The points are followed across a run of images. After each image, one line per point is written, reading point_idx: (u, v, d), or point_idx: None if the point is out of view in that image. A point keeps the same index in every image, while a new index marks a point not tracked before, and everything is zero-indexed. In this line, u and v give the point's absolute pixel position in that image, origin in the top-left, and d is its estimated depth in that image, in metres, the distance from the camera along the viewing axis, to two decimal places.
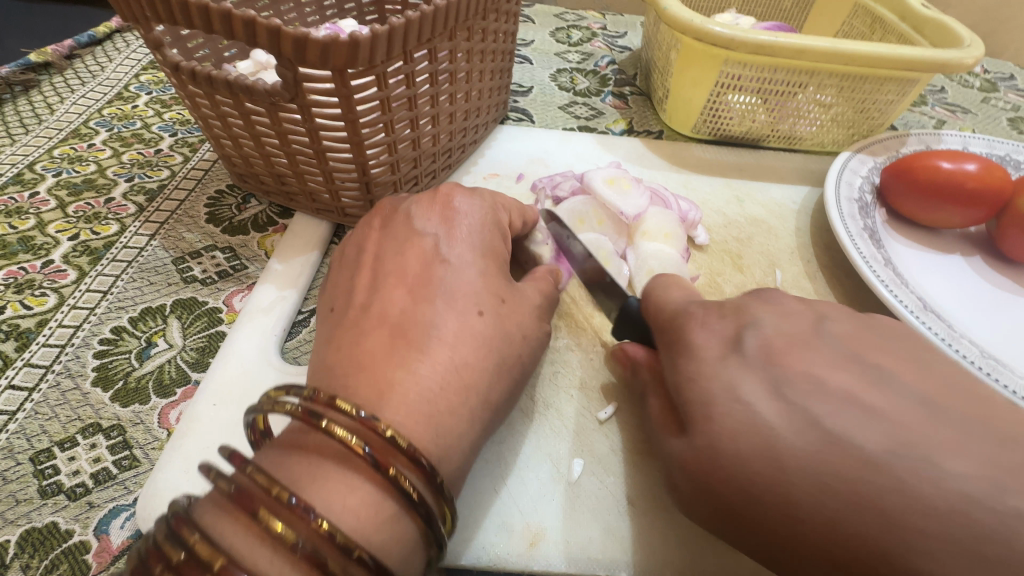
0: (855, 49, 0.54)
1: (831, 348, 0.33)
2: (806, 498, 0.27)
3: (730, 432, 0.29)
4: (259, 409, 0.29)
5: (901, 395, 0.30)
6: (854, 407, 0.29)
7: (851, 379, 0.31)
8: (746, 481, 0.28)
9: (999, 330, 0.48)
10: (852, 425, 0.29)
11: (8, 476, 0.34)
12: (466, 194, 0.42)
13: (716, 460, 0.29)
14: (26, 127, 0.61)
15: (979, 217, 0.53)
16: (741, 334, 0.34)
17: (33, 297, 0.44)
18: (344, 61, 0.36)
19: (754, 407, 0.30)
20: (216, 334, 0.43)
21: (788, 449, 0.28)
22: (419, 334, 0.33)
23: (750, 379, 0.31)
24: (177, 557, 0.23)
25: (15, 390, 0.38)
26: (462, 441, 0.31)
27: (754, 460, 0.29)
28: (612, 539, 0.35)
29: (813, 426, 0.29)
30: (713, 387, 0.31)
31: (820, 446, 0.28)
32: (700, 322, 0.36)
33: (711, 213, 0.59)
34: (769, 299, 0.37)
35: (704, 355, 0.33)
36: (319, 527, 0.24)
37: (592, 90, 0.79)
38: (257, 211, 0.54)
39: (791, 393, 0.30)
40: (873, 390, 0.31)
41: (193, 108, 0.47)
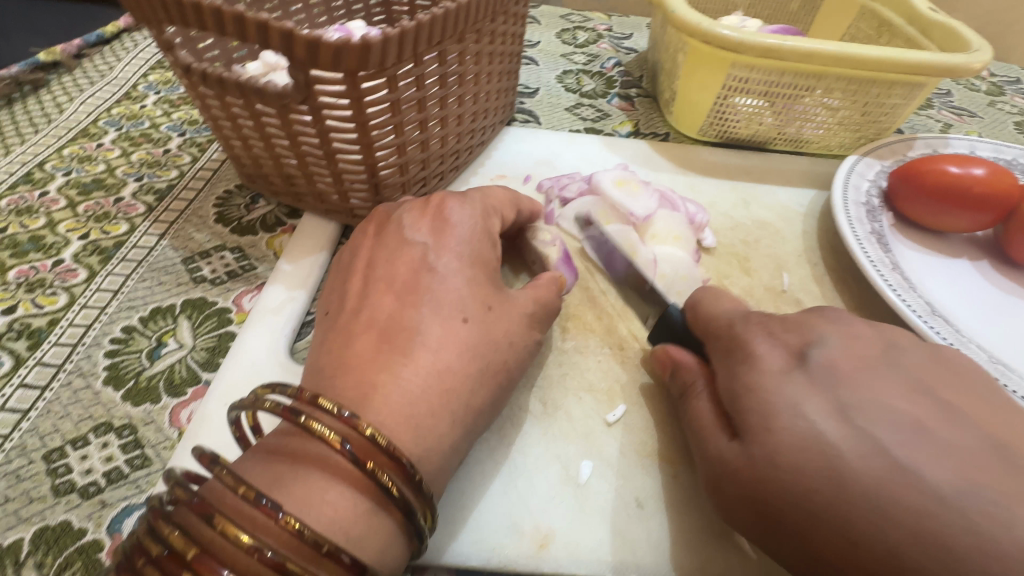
0: (863, 53, 0.54)
1: (897, 374, 0.34)
2: (869, 526, 0.27)
3: (791, 447, 0.30)
4: (244, 406, 0.29)
5: (968, 431, 0.31)
6: (911, 428, 0.30)
7: (918, 409, 0.31)
8: (805, 495, 0.28)
9: (1006, 335, 0.48)
10: (919, 458, 0.29)
11: (22, 474, 0.34)
12: (458, 202, 0.42)
13: (776, 476, 0.29)
14: (37, 126, 0.62)
15: (986, 222, 0.53)
16: (806, 349, 0.35)
17: (44, 296, 0.44)
18: (356, 63, 0.36)
19: (819, 427, 0.30)
20: (226, 334, 0.43)
21: (853, 474, 0.28)
22: (404, 340, 0.33)
23: (813, 395, 0.32)
24: (156, 551, 0.23)
25: (27, 389, 0.38)
26: (442, 443, 0.31)
27: (816, 474, 0.29)
28: (620, 542, 0.35)
29: (881, 453, 0.29)
30: (775, 400, 0.32)
31: (887, 475, 0.28)
32: (763, 334, 0.36)
33: (718, 216, 0.59)
34: (838, 324, 0.37)
35: (766, 367, 0.34)
36: (287, 525, 0.24)
37: (598, 91, 0.79)
38: (266, 211, 0.54)
39: (853, 414, 0.31)
40: (943, 423, 0.31)
41: (203, 109, 0.47)
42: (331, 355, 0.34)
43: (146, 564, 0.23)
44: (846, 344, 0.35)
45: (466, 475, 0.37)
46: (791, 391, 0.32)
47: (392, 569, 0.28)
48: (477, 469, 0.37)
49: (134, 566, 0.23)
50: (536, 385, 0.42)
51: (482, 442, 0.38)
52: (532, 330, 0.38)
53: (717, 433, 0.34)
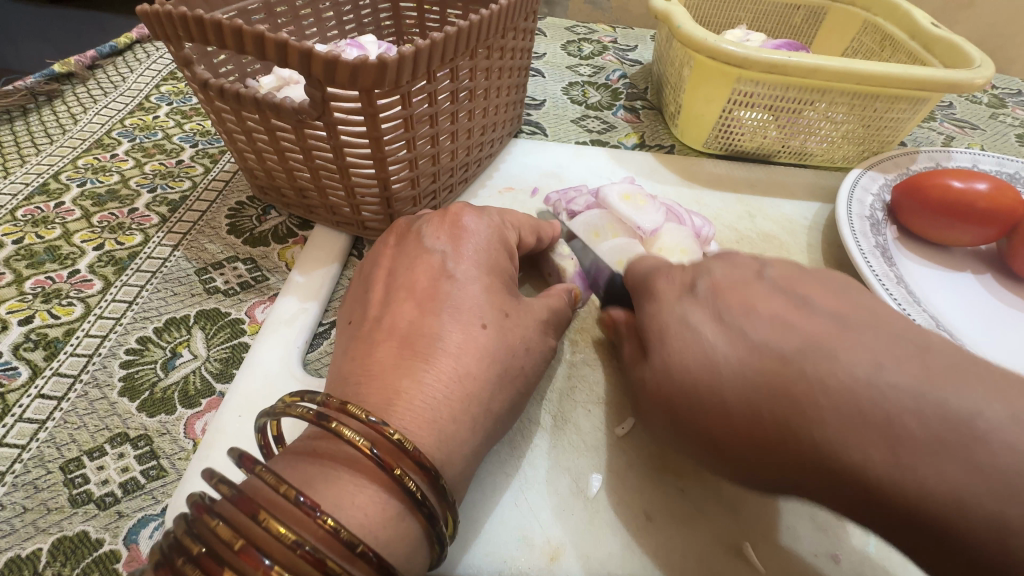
0: (866, 69, 0.55)
1: (770, 286, 0.38)
2: (737, 397, 0.32)
3: (676, 351, 0.35)
4: (272, 413, 0.29)
5: (819, 313, 0.35)
6: (782, 325, 0.34)
7: (783, 306, 0.36)
8: (686, 390, 0.33)
9: (1011, 348, 0.48)
10: (776, 339, 0.33)
11: (40, 484, 0.35)
12: (475, 213, 0.42)
13: (668, 378, 0.34)
14: (51, 137, 0.63)
15: (990, 236, 0.54)
16: (694, 280, 0.40)
17: (60, 306, 0.45)
18: (372, 82, 0.37)
19: (699, 333, 0.35)
20: (239, 345, 0.44)
21: (722, 360, 0.33)
22: (426, 346, 0.33)
23: (698, 310, 0.37)
24: (197, 549, 0.23)
25: (44, 400, 0.39)
26: (464, 447, 0.31)
27: (694, 367, 0.34)
28: (633, 554, 0.35)
29: (746, 344, 0.33)
30: (667, 319, 0.37)
31: (749, 355, 0.33)
32: (664, 274, 0.41)
33: (723, 228, 0.59)
34: (733, 257, 0.42)
35: (662, 296, 0.39)
36: (323, 524, 0.24)
37: (604, 103, 0.80)
38: (278, 222, 0.55)
39: (731, 319, 0.35)
40: (799, 310, 0.35)
41: (218, 123, 0.48)
42: (349, 367, 0.34)
43: (186, 563, 0.23)
44: (737, 270, 0.40)
45: (482, 485, 0.37)
46: (680, 311, 0.37)
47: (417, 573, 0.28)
48: (489, 480, 0.38)
49: (173, 563, 0.23)
50: (546, 397, 0.42)
51: (494, 454, 0.39)
52: (546, 337, 0.38)
53: (638, 359, 0.39)
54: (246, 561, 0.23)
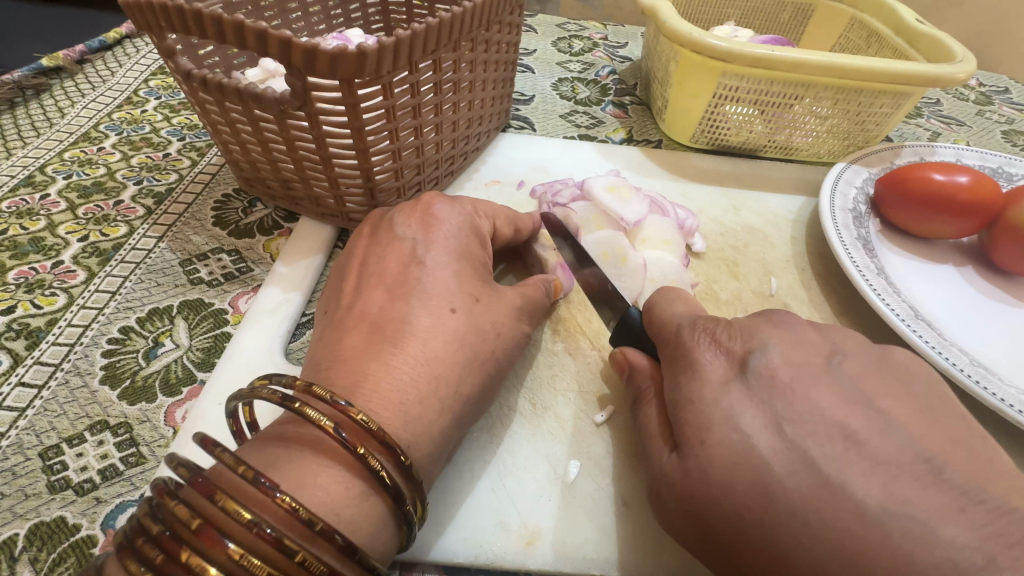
0: (848, 63, 0.55)
1: (838, 380, 0.32)
2: (793, 540, 0.28)
3: (722, 461, 0.30)
4: (242, 396, 0.29)
5: (899, 440, 0.30)
6: (852, 446, 0.29)
7: (857, 419, 0.30)
8: (732, 512, 0.29)
9: (988, 339, 0.48)
10: (847, 467, 0.29)
11: (18, 471, 0.35)
12: (447, 202, 0.43)
13: (706, 490, 0.30)
14: (38, 130, 0.63)
15: (970, 229, 0.54)
16: (747, 357, 0.34)
17: (43, 297, 0.45)
18: (352, 71, 0.37)
19: (752, 443, 0.30)
20: (222, 335, 0.44)
21: (781, 488, 0.29)
22: (395, 331, 0.34)
23: (752, 409, 0.31)
24: (156, 529, 0.23)
25: (25, 388, 0.39)
26: (433, 429, 0.31)
27: (744, 489, 0.29)
28: (605, 540, 0.35)
29: (808, 467, 0.29)
30: (712, 411, 0.32)
31: (815, 490, 0.28)
32: (705, 342, 0.36)
33: (708, 221, 0.60)
34: (794, 328, 0.36)
35: (707, 376, 0.33)
36: (280, 503, 0.24)
37: (592, 99, 0.80)
38: (263, 215, 0.55)
39: (788, 426, 0.30)
40: (875, 430, 0.30)
41: (202, 114, 0.48)
42: (321, 353, 0.34)
43: (145, 543, 0.23)
44: (787, 345, 0.34)
45: (457, 471, 0.38)
46: (729, 404, 0.32)
47: (382, 554, 0.28)
48: (466, 467, 0.38)
49: (132, 544, 0.23)
50: (525, 385, 0.42)
51: (471, 440, 0.39)
52: (521, 325, 0.39)
53: (661, 444, 0.34)
54: (204, 540, 0.23)
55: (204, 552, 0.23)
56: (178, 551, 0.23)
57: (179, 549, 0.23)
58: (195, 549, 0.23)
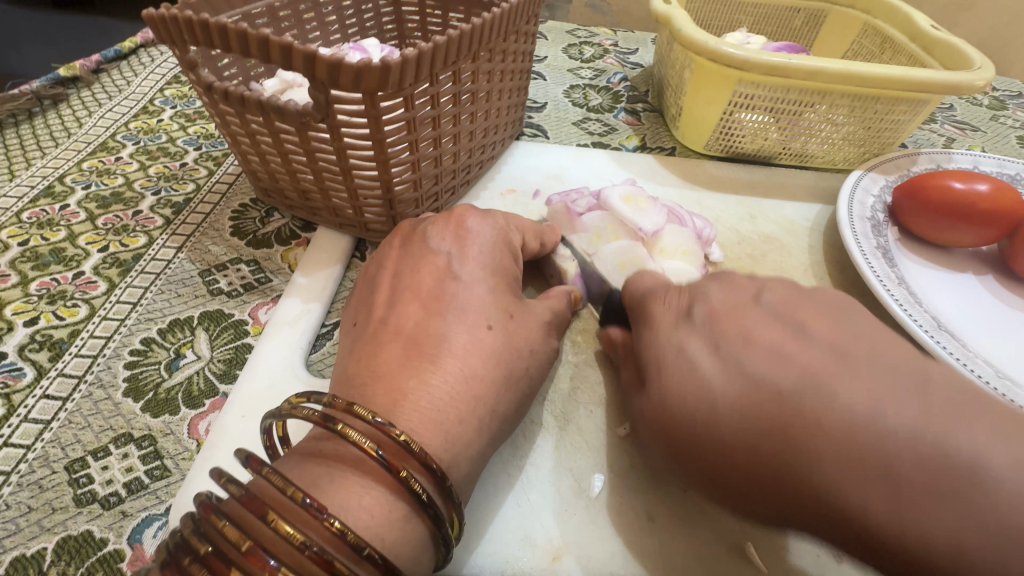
0: (866, 71, 0.55)
1: (763, 310, 0.38)
2: (736, 434, 0.31)
3: (675, 384, 0.34)
4: (278, 413, 0.29)
5: (816, 344, 0.34)
6: (779, 357, 0.34)
7: (778, 335, 0.35)
8: (687, 424, 0.32)
9: (1011, 348, 0.48)
10: (777, 371, 0.33)
11: (44, 484, 0.35)
12: (479, 216, 0.43)
13: (665, 406, 0.34)
14: (56, 140, 0.63)
15: (991, 237, 0.54)
16: (688, 303, 0.39)
17: (65, 308, 0.45)
18: (375, 84, 0.37)
19: (697, 364, 0.34)
20: (243, 346, 0.44)
21: (721, 393, 0.32)
22: (432, 348, 0.34)
23: (695, 340, 0.36)
24: (204, 548, 0.24)
25: (49, 400, 0.39)
26: (471, 447, 0.31)
27: (693, 403, 0.33)
28: (633, 554, 0.35)
29: (745, 377, 0.33)
30: (664, 347, 0.36)
31: (748, 391, 0.32)
32: (660, 296, 0.41)
33: (725, 230, 0.60)
34: (728, 278, 0.42)
35: (659, 320, 0.38)
36: (329, 525, 0.24)
37: (605, 106, 0.80)
38: (280, 225, 0.55)
39: (724, 348, 0.35)
40: (795, 340, 0.35)
41: (222, 125, 0.48)
42: (349, 368, 0.34)
43: (193, 563, 0.23)
44: (722, 292, 0.40)
45: (485, 485, 0.37)
46: (676, 338, 0.36)
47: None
48: (492, 481, 0.38)
49: (180, 563, 0.23)
50: (548, 398, 0.42)
51: (498, 454, 0.39)
52: (549, 337, 0.38)
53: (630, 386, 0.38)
54: (253, 561, 0.23)
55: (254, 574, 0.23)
56: (227, 572, 0.23)
57: (228, 569, 0.23)
58: (244, 569, 0.23)
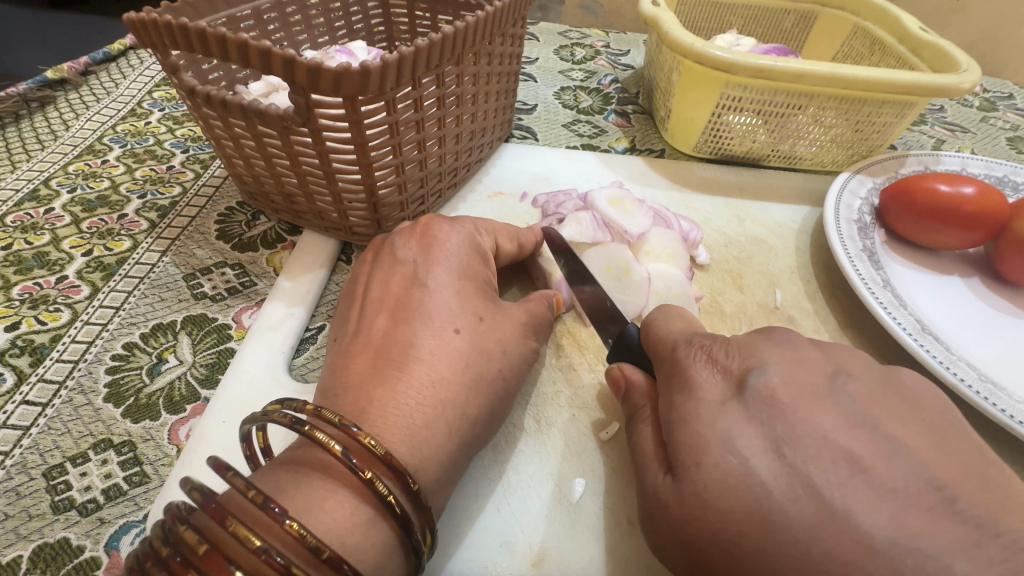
0: (852, 73, 0.55)
1: (844, 403, 0.31)
2: (794, 565, 0.26)
3: (718, 487, 0.29)
4: (254, 420, 0.29)
5: (908, 468, 0.28)
6: (858, 475, 0.28)
7: (865, 446, 0.29)
8: (730, 540, 0.28)
9: (995, 351, 0.48)
10: (855, 499, 0.27)
11: (22, 491, 0.35)
12: (447, 224, 0.42)
13: (704, 515, 0.29)
14: (43, 143, 0.63)
15: (976, 240, 0.54)
16: (745, 376, 0.33)
17: (47, 312, 0.45)
18: (356, 88, 0.37)
19: (751, 467, 0.29)
20: (225, 351, 0.44)
21: (781, 517, 0.27)
22: (403, 355, 0.34)
23: (749, 431, 0.30)
24: (164, 551, 0.24)
25: (29, 406, 0.39)
26: (441, 452, 0.31)
27: (742, 518, 0.28)
28: (612, 560, 0.35)
29: (810, 493, 0.28)
30: (708, 433, 0.31)
31: (816, 521, 0.27)
32: (701, 358, 0.35)
33: (712, 232, 0.60)
34: (794, 346, 0.35)
35: (703, 397, 0.32)
36: (289, 529, 0.24)
37: (595, 108, 0.80)
38: (266, 228, 0.55)
39: (788, 450, 0.29)
40: (880, 451, 0.29)
41: (206, 129, 0.48)
42: (327, 376, 0.34)
43: (154, 566, 0.23)
44: (782, 360, 0.33)
45: (464, 491, 0.37)
46: (727, 426, 0.30)
47: None
48: (472, 486, 0.38)
49: (142, 566, 0.23)
50: (530, 402, 0.42)
51: (478, 460, 0.39)
52: (526, 341, 0.38)
53: (655, 466, 0.33)
54: (211, 565, 0.23)
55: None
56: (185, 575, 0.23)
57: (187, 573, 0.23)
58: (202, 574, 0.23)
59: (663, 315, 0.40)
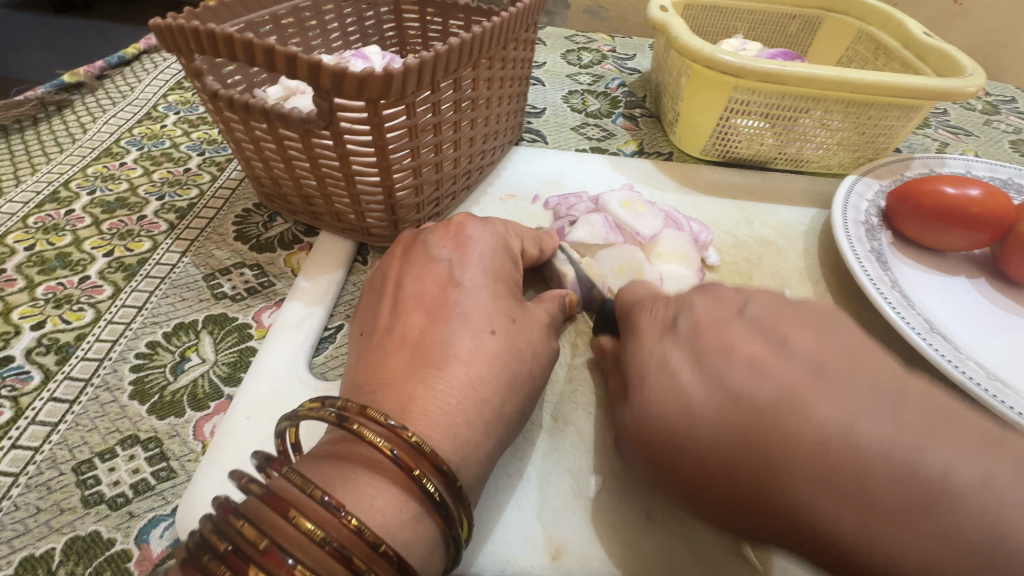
0: (859, 77, 0.56)
1: (750, 322, 0.36)
2: (713, 444, 0.30)
3: (655, 398, 0.33)
4: (293, 417, 0.30)
5: (798, 360, 0.32)
6: (759, 370, 0.32)
7: (761, 348, 0.34)
8: (662, 436, 0.32)
9: (1002, 350, 0.49)
10: (756, 382, 0.31)
11: (53, 485, 0.36)
12: (478, 224, 0.44)
13: (647, 423, 0.33)
14: (61, 146, 0.64)
15: (983, 241, 0.55)
16: (676, 318, 0.38)
17: (71, 312, 0.46)
18: (378, 92, 0.38)
19: (678, 378, 0.33)
20: (246, 349, 0.45)
21: (699, 408, 0.31)
22: (437, 354, 0.34)
23: (678, 353, 0.35)
24: (222, 546, 0.24)
25: (57, 402, 0.40)
26: (479, 449, 0.32)
27: (671, 415, 0.32)
28: (631, 553, 0.36)
29: (721, 385, 0.32)
30: (647, 359, 0.36)
31: (725, 404, 0.31)
32: (647, 307, 0.41)
33: (721, 233, 0.60)
34: (718, 291, 0.41)
35: (644, 334, 0.38)
36: (348, 523, 0.25)
37: (603, 111, 0.81)
38: (283, 229, 0.56)
39: (705, 359, 0.34)
40: (779, 353, 0.33)
41: (226, 132, 0.49)
42: (356, 374, 0.35)
43: (211, 561, 0.24)
44: (705, 300, 0.39)
45: (486, 486, 0.38)
46: (655, 354, 0.36)
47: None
48: (493, 481, 0.38)
49: (199, 561, 0.24)
50: (547, 400, 0.43)
51: (503, 456, 0.40)
52: (549, 340, 0.39)
53: (621, 406, 0.37)
54: (271, 560, 0.24)
55: (273, 572, 0.23)
56: (246, 569, 0.23)
57: (247, 567, 0.23)
58: (263, 567, 0.23)
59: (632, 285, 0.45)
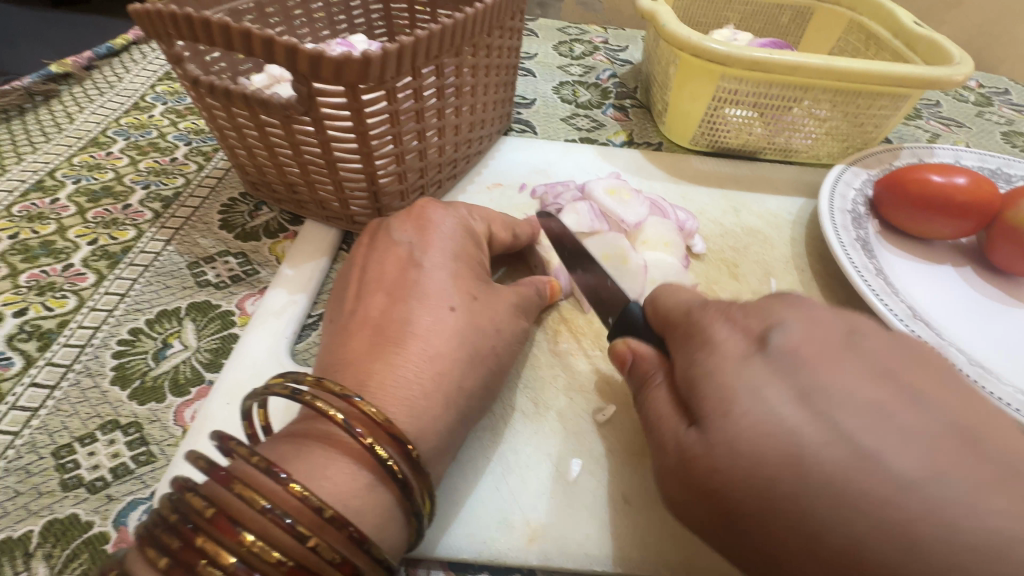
0: (847, 65, 0.56)
1: (863, 356, 0.31)
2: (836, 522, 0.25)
3: (749, 434, 0.28)
4: (259, 395, 0.30)
5: (936, 416, 0.28)
6: (879, 415, 0.28)
7: (880, 391, 0.29)
8: (757, 491, 0.27)
9: (986, 338, 0.49)
10: (893, 444, 0.26)
11: (31, 470, 0.36)
12: (441, 209, 0.43)
13: (731, 464, 0.28)
14: (48, 136, 0.64)
15: (968, 229, 0.55)
16: (767, 333, 0.32)
17: (54, 299, 0.46)
18: (357, 76, 0.38)
19: (777, 412, 0.28)
20: (229, 336, 0.45)
21: (818, 462, 0.26)
22: (396, 332, 0.34)
23: (775, 383, 0.29)
24: (172, 517, 0.24)
25: (37, 388, 0.40)
26: (438, 424, 0.32)
27: (776, 463, 0.27)
28: (607, 535, 0.36)
29: (843, 440, 0.27)
30: (733, 384, 0.30)
31: (849, 462, 0.26)
32: (715, 315, 0.35)
33: (708, 222, 0.60)
34: (814, 308, 0.34)
35: (725, 352, 0.32)
36: (292, 490, 0.24)
37: (593, 102, 0.81)
38: (269, 218, 0.56)
39: (817, 398, 0.28)
40: (909, 406, 0.28)
41: (209, 119, 0.49)
42: (327, 357, 0.35)
43: (163, 532, 0.24)
44: (797, 316, 0.33)
45: (463, 470, 0.38)
46: (744, 379, 0.30)
47: (392, 548, 0.28)
48: (470, 465, 0.38)
49: (151, 532, 0.24)
50: (527, 385, 0.43)
51: (475, 439, 0.40)
52: (518, 321, 0.40)
53: (676, 422, 0.32)
54: (219, 528, 0.24)
55: (220, 540, 0.23)
56: (194, 538, 0.24)
57: (195, 536, 0.24)
58: (210, 536, 0.24)
59: (669, 294, 0.39)
